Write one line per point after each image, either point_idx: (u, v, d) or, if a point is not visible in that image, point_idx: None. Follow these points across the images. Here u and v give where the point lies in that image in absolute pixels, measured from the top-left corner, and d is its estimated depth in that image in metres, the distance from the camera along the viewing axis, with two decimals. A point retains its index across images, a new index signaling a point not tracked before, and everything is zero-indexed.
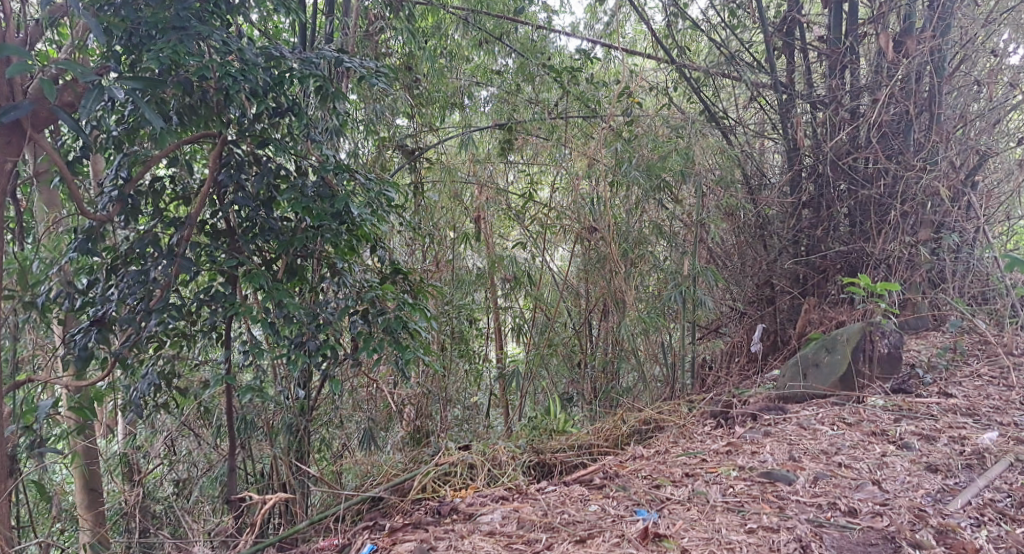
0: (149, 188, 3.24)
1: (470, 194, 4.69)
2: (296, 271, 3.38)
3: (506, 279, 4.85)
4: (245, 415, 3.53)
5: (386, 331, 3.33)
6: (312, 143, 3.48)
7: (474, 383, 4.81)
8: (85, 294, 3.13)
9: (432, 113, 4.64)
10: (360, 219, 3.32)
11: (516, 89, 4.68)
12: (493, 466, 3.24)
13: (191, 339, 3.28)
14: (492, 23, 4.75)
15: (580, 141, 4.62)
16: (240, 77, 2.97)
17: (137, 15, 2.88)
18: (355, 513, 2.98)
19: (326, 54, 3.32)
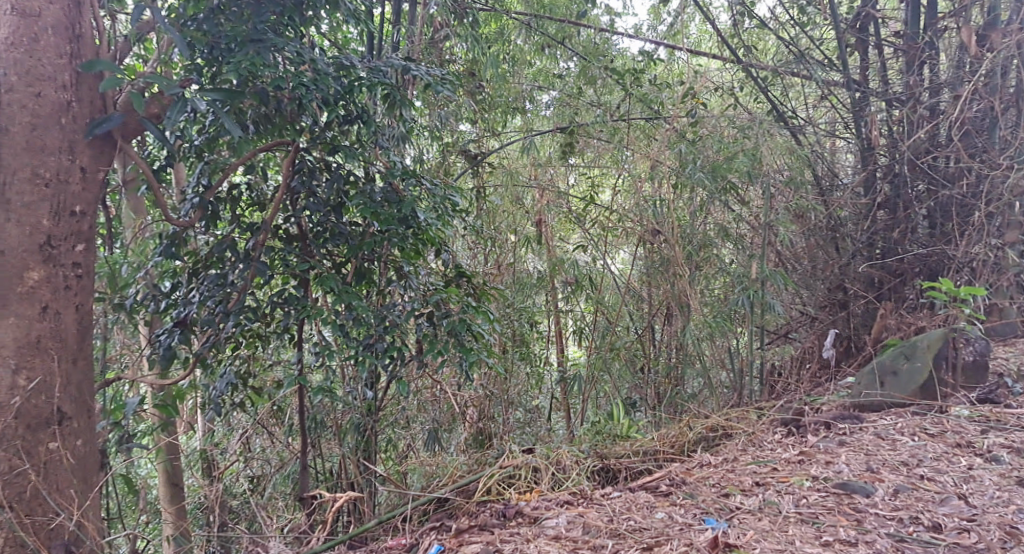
0: (228, 195, 3.40)
1: (531, 197, 4.70)
2: (364, 274, 3.47)
3: (567, 282, 4.77)
4: (315, 415, 3.64)
5: (451, 333, 3.40)
6: (380, 150, 3.56)
7: (535, 386, 4.82)
8: (169, 297, 3.30)
9: (494, 117, 4.68)
10: (427, 223, 3.38)
11: (579, 93, 4.68)
12: (557, 469, 3.24)
13: (265, 339, 3.41)
14: (555, 27, 4.77)
15: (642, 143, 4.55)
16: (313, 87, 3.08)
17: (219, 29, 3.04)
18: (422, 513, 3.04)
19: (394, 62, 3.43)
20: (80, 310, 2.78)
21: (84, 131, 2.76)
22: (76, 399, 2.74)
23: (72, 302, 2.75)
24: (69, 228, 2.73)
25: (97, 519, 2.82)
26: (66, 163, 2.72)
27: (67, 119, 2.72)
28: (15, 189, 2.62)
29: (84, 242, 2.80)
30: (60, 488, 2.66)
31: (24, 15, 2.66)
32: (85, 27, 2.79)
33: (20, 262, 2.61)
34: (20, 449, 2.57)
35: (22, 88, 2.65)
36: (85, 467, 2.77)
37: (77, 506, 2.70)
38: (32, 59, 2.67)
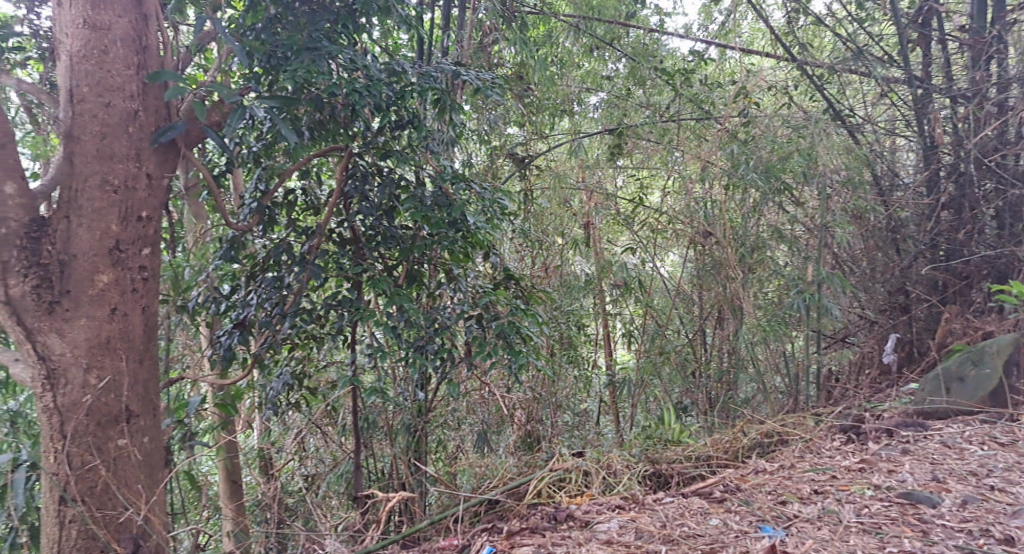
0: (284, 200, 3.51)
1: (579, 200, 4.68)
2: (416, 276, 3.55)
3: (616, 285, 4.75)
4: (368, 415, 3.70)
5: (500, 335, 3.40)
6: (430, 154, 3.60)
7: (583, 390, 4.71)
8: (228, 299, 3.44)
9: (542, 120, 4.68)
10: (476, 226, 3.40)
11: (627, 94, 4.63)
12: (608, 474, 3.22)
13: (319, 340, 3.49)
14: (603, 29, 4.71)
15: (693, 144, 4.49)
16: (366, 93, 3.15)
17: (276, 38, 3.17)
18: (474, 515, 3.07)
19: (445, 67, 3.46)
20: (147, 312, 2.89)
21: (149, 139, 2.87)
22: (143, 398, 2.84)
23: (140, 304, 2.86)
24: (136, 233, 2.84)
25: (163, 514, 2.93)
26: (134, 170, 2.84)
27: (134, 128, 2.84)
28: (87, 196, 2.75)
29: (151, 246, 2.90)
30: (129, 483, 2.77)
31: (95, 28, 2.78)
32: (152, 39, 2.92)
33: (91, 265, 2.73)
34: (91, 445, 2.69)
35: (93, 99, 2.77)
36: (151, 463, 2.87)
37: (144, 501, 2.80)
38: (102, 71, 2.79)
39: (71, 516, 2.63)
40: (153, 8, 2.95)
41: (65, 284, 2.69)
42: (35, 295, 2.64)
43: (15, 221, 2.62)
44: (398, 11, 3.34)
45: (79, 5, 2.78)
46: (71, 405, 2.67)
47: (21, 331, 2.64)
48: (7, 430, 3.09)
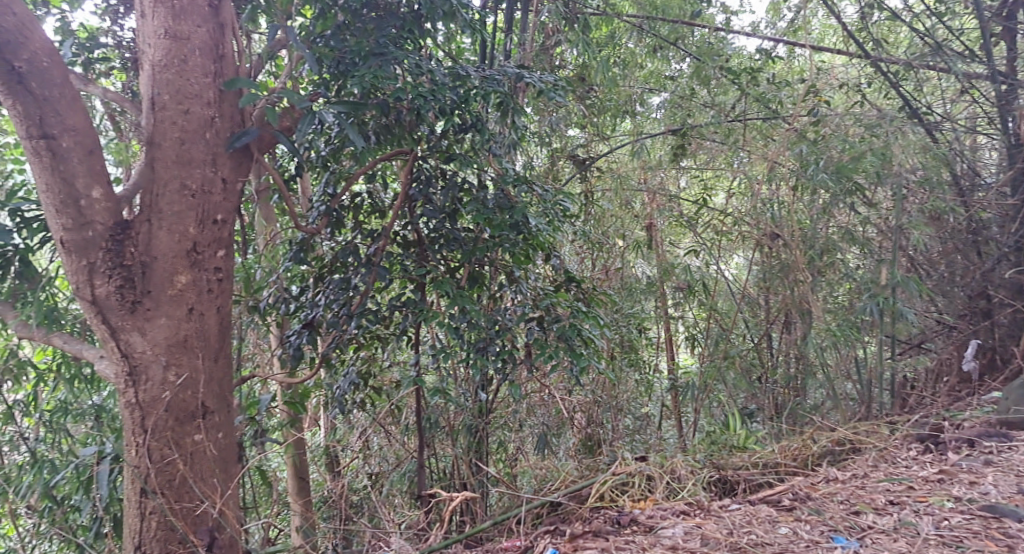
0: (351, 204, 3.62)
1: (640, 201, 4.61)
2: (478, 278, 3.55)
3: (679, 288, 4.68)
4: (431, 415, 3.77)
5: (561, 338, 3.39)
6: (492, 157, 3.62)
7: (644, 394, 4.62)
8: (297, 299, 3.58)
9: (603, 121, 4.63)
10: (537, 229, 3.41)
11: (692, 93, 4.53)
12: (672, 479, 3.18)
13: (384, 341, 3.57)
14: (667, 29, 4.56)
15: (759, 144, 4.42)
16: (430, 97, 3.20)
17: (345, 45, 3.26)
18: (536, 517, 3.09)
19: (508, 71, 3.48)
20: (221, 312, 2.99)
21: (225, 144, 2.98)
22: (218, 395, 2.95)
23: (215, 303, 2.97)
24: (212, 235, 2.94)
25: (236, 508, 3.02)
26: (210, 175, 2.94)
27: (211, 134, 2.95)
28: (167, 200, 2.86)
29: (225, 248, 3.00)
30: (205, 477, 2.87)
31: (176, 38, 2.90)
32: (228, 48, 3.02)
33: (170, 266, 2.84)
34: (170, 439, 2.80)
35: (173, 106, 2.89)
36: (226, 458, 2.97)
37: (219, 494, 2.90)
38: (182, 79, 2.90)
39: (152, 507, 2.74)
40: (228, 18, 3.06)
41: (146, 285, 2.81)
42: (119, 295, 2.76)
43: (101, 224, 2.75)
44: (462, 15, 3.38)
45: (161, 16, 2.90)
46: (152, 400, 2.79)
47: (106, 330, 2.77)
48: (93, 424, 3.23)
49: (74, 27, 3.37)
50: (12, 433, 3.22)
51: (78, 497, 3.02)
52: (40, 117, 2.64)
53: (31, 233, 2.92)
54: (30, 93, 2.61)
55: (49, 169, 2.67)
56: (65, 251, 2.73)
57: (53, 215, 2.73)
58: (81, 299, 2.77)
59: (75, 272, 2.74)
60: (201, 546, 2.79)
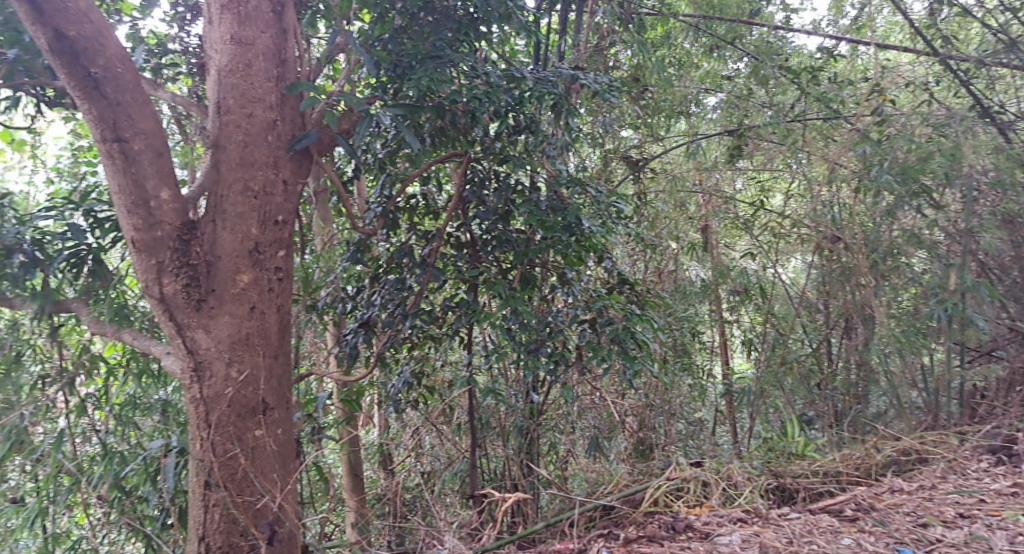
0: (406, 205, 3.72)
1: (695, 202, 4.57)
2: (530, 279, 3.55)
3: (735, 291, 4.60)
4: (483, 415, 3.81)
5: (614, 340, 3.36)
6: (546, 158, 3.63)
7: (698, 399, 4.56)
8: (354, 298, 3.66)
9: (657, 122, 4.52)
10: (590, 230, 3.38)
11: (749, 94, 4.42)
12: (728, 485, 3.13)
13: (437, 340, 3.62)
14: (724, 28, 4.49)
15: (819, 145, 4.31)
16: (485, 99, 3.21)
17: (401, 48, 3.32)
18: (589, 520, 3.08)
19: (563, 72, 3.47)
20: (281, 310, 3.05)
21: (286, 147, 3.05)
22: (278, 392, 3.01)
23: (275, 302, 3.03)
24: (273, 236, 3.01)
25: (295, 503, 3.08)
26: (272, 177, 3.01)
27: (273, 136, 3.02)
28: (231, 201, 2.94)
29: (285, 248, 3.07)
30: (265, 472, 2.94)
31: (240, 44, 2.97)
32: (290, 52, 3.10)
33: (233, 266, 2.92)
34: (232, 434, 2.88)
35: (237, 110, 2.97)
36: (285, 454, 3.03)
37: (279, 489, 2.96)
38: (246, 83, 2.98)
39: (215, 500, 2.83)
40: (290, 23, 3.13)
41: (211, 284, 2.90)
42: (185, 293, 2.86)
43: (169, 225, 2.84)
44: (517, 18, 3.40)
45: (227, 22, 2.98)
46: (215, 396, 2.87)
47: (173, 327, 2.86)
48: (160, 418, 3.31)
49: (145, 34, 3.50)
50: (84, 426, 3.27)
51: (145, 489, 3.13)
52: (113, 121, 2.74)
53: (104, 233, 3.04)
54: (105, 99, 2.71)
55: (122, 172, 2.77)
56: (136, 251, 2.83)
57: (124, 216, 2.83)
58: (150, 297, 2.87)
59: (144, 271, 2.84)
60: (262, 539, 2.86)
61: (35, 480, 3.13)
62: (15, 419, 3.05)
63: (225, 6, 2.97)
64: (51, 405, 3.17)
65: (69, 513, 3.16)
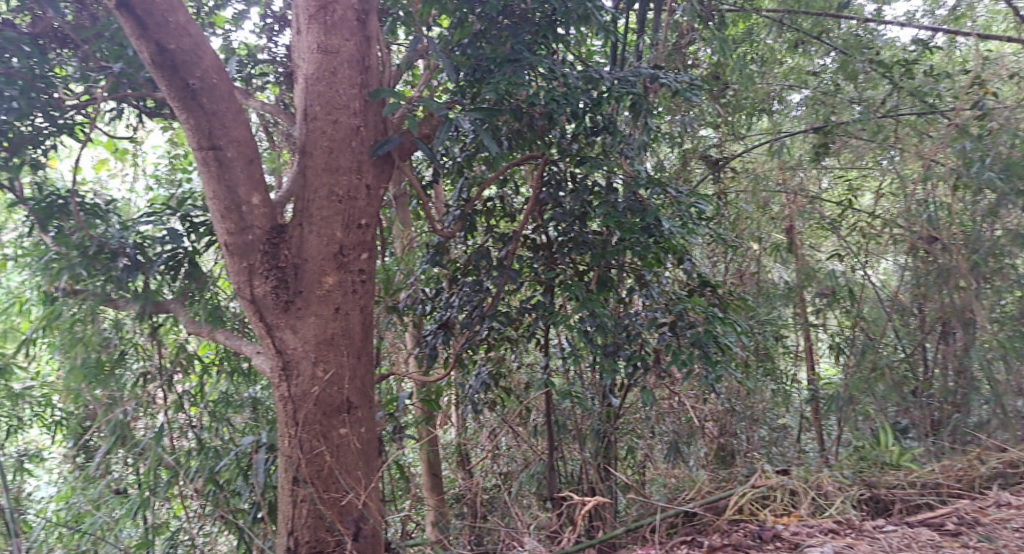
0: (483, 208, 3.75)
1: (779, 203, 4.42)
2: (608, 281, 3.51)
3: (822, 294, 4.45)
4: (560, 417, 3.81)
5: (695, 344, 3.29)
6: (624, 159, 3.59)
7: (782, 405, 4.42)
8: (433, 300, 3.75)
9: (738, 120, 4.45)
10: (670, 232, 3.32)
11: (836, 89, 4.26)
12: (818, 494, 3.02)
13: (513, 342, 3.64)
14: (810, 22, 4.36)
15: (912, 141, 4.13)
16: (563, 101, 3.21)
17: (480, 52, 3.36)
18: (670, 526, 3.04)
19: (642, 72, 3.40)
20: (365, 312, 3.11)
21: (369, 152, 3.12)
22: (361, 391, 3.07)
23: (359, 303, 3.09)
24: (357, 239, 3.07)
25: (378, 500, 3.14)
26: (355, 181, 3.08)
27: (357, 142, 3.08)
28: (317, 205, 3.02)
29: (368, 250, 3.13)
30: (350, 469, 3.00)
31: (327, 53, 3.06)
32: (373, 60, 3.17)
33: (319, 268, 2.99)
34: (318, 432, 2.96)
35: (323, 117, 3.05)
36: (368, 452, 3.09)
37: (363, 487, 3.02)
38: (331, 90, 3.06)
39: (303, 495, 2.91)
40: (373, 31, 3.20)
41: (298, 285, 2.98)
42: (274, 294, 2.95)
43: (260, 228, 2.95)
44: (597, 18, 3.36)
45: (314, 32, 3.07)
46: (303, 394, 2.96)
47: (263, 327, 2.96)
48: (251, 415, 3.49)
49: (236, 45, 3.65)
50: (181, 421, 3.44)
51: (239, 483, 3.22)
52: (208, 130, 2.86)
53: (199, 237, 3.22)
54: (201, 108, 2.82)
55: (216, 178, 2.89)
56: (229, 254, 2.95)
57: (218, 220, 2.96)
58: (242, 298, 2.99)
59: (237, 273, 2.96)
60: (347, 535, 2.92)
61: (137, 473, 3.32)
62: (119, 415, 3.28)
63: (313, 17, 3.07)
64: (151, 400, 3.39)
65: (168, 504, 3.33)
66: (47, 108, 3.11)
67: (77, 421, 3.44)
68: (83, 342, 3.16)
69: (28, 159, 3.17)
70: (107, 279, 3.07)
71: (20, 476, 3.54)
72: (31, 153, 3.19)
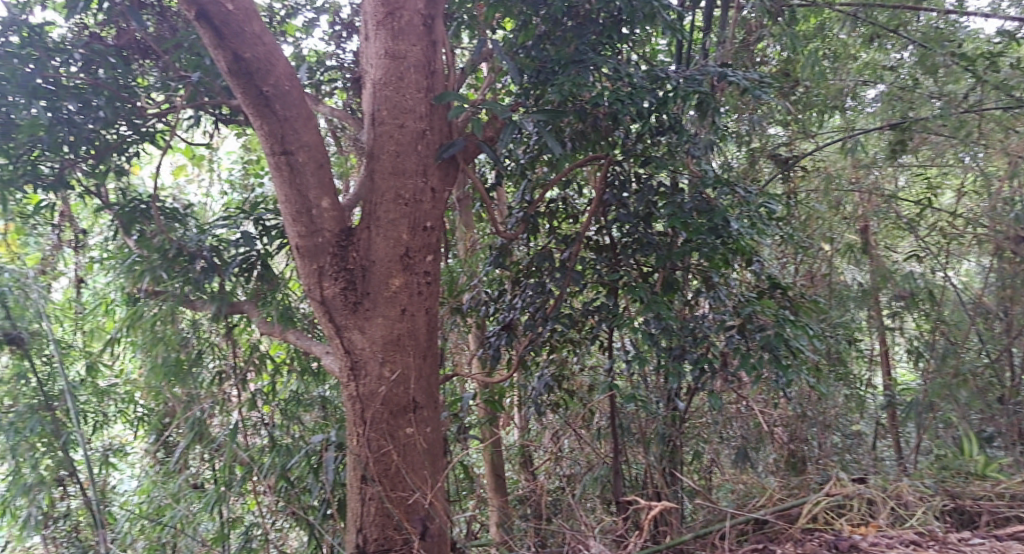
0: (546, 209, 3.76)
1: (852, 202, 4.34)
2: (674, 283, 3.44)
3: (899, 297, 4.29)
4: (624, 420, 3.77)
5: (766, 348, 3.17)
6: (691, 159, 3.51)
7: (855, 410, 4.27)
8: (496, 302, 3.78)
9: (809, 118, 4.28)
10: (739, 233, 3.22)
11: (914, 84, 4.06)
12: (897, 504, 2.91)
13: (577, 344, 3.61)
14: (886, 15, 4.13)
15: (998, 137, 3.99)
16: (628, 100, 3.13)
17: (545, 54, 3.37)
18: (740, 533, 2.97)
19: (710, 70, 3.32)
20: (430, 313, 3.14)
21: (435, 155, 3.15)
22: (427, 392, 3.10)
23: (425, 305, 3.12)
24: (423, 241, 3.10)
25: (444, 500, 3.16)
26: (421, 184, 3.11)
27: (423, 146, 3.12)
28: (384, 208, 3.06)
29: (433, 253, 3.15)
30: (417, 469, 3.03)
31: (394, 58, 3.11)
32: (439, 64, 3.20)
33: (386, 270, 3.03)
34: (386, 432, 3.00)
35: (390, 121, 3.10)
36: (434, 452, 3.11)
37: (429, 486, 3.04)
38: (398, 95, 3.10)
39: (371, 494, 2.96)
40: (440, 35, 3.23)
41: (366, 287, 3.03)
42: (343, 296, 3.01)
43: (330, 231, 3.02)
44: (663, 16, 3.28)
45: (382, 38, 3.12)
46: (370, 394, 3.00)
47: (332, 328, 3.02)
48: (320, 413, 3.57)
49: (306, 53, 3.79)
50: (255, 419, 3.54)
51: (309, 480, 3.34)
52: (281, 135, 2.93)
53: (271, 240, 3.31)
54: (274, 115, 2.89)
55: (288, 183, 2.96)
56: (300, 256, 3.03)
57: (290, 224, 3.03)
58: (312, 299, 3.05)
59: (307, 275, 3.04)
60: (415, 534, 2.94)
61: (213, 469, 3.44)
62: (197, 413, 3.39)
63: (382, 23, 3.12)
64: (226, 398, 3.53)
65: (242, 499, 3.43)
66: (130, 117, 3.25)
67: (158, 417, 3.55)
68: (164, 342, 3.29)
69: (113, 166, 3.31)
70: (185, 281, 3.17)
71: (105, 470, 3.70)
72: (116, 160, 3.33)
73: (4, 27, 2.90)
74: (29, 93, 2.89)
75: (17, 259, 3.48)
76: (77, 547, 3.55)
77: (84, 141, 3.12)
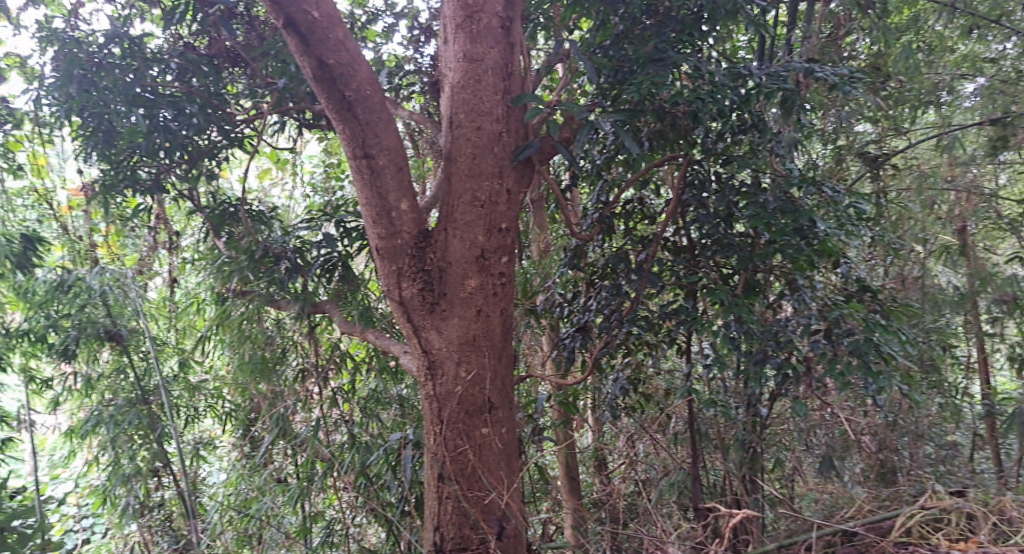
0: (622, 210, 3.72)
1: (947, 201, 4.14)
2: (755, 286, 3.35)
3: (1000, 301, 4.05)
4: (702, 425, 3.69)
5: (854, 354, 3.06)
6: (776, 158, 3.38)
7: (950, 420, 4.07)
8: (570, 304, 3.77)
9: (900, 114, 4.10)
10: (826, 234, 3.10)
11: (1017, 77, 3.91)
12: (1000, 520, 2.75)
13: (653, 347, 3.53)
14: (987, 4, 3.88)
15: None
16: (709, 98, 3.05)
17: (623, 53, 3.31)
18: (827, 544, 2.87)
19: (795, 66, 3.22)
20: (505, 314, 3.14)
21: (511, 157, 3.15)
22: (503, 393, 3.10)
23: (500, 306, 3.12)
24: (498, 242, 3.10)
25: (519, 502, 3.15)
26: (497, 186, 3.11)
27: (499, 148, 3.13)
28: (461, 210, 3.08)
29: (509, 254, 3.15)
30: (492, 469, 3.04)
31: (472, 61, 3.12)
32: (516, 65, 3.20)
33: (462, 271, 3.05)
34: (462, 431, 3.01)
35: (467, 124, 3.12)
36: (509, 454, 3.11)
37: (505, 487, 3.04)
38: (476, 98, 3.12)
39: (448, 492, 2.98)
40: (517, 37, 3.23)
41: (443, 288, 3.06)
42: (421, 296, 3.05)
43: (408, 233, 3.06)
44: (746, 13, 3.21)
45: (460, 41, 3.14)
46: (447, 393, 3.03)
47: (411, 328, 3.06)
48: (397, 411, 3.61)
49: (386, 57, 3.87)
50: (335, 417, 3.60)
51: (387, 476, 3.39)
52: (362, 139, 2.98)
53: (352, 241, 3.38)
54: (356, 119, 2.95)
55: (369, 185, 3.01)
56: (380, 258, 3.08)
57: (371, 225, 3.09)
58: (391, 299, 3.11)
59: (387, 276, 3.09)
60: (491, 534, 2.95)
61: (296, 464, 3.55)
62: (282, 409, 3.50)
63: (460, 26, 3.14)
64: (308, 397, 3.62)
65: (323, 494, 3.52)
66: (221, 123, 3.38)
67: (245, 413, 3.69)
68: (251, 340, 3.43)
69: (205, 170, 3.45)
70: (271, 282, 3.29)
71: (196, 462, 3.87)
72: (207, 165, 3.47)
73: (107, 39, 3.05)
74: (129, 101, 3.05)
75: (116, 260, 3.66)
76: (171, 535, 3.72)
77: (179, 147, 3.27)
